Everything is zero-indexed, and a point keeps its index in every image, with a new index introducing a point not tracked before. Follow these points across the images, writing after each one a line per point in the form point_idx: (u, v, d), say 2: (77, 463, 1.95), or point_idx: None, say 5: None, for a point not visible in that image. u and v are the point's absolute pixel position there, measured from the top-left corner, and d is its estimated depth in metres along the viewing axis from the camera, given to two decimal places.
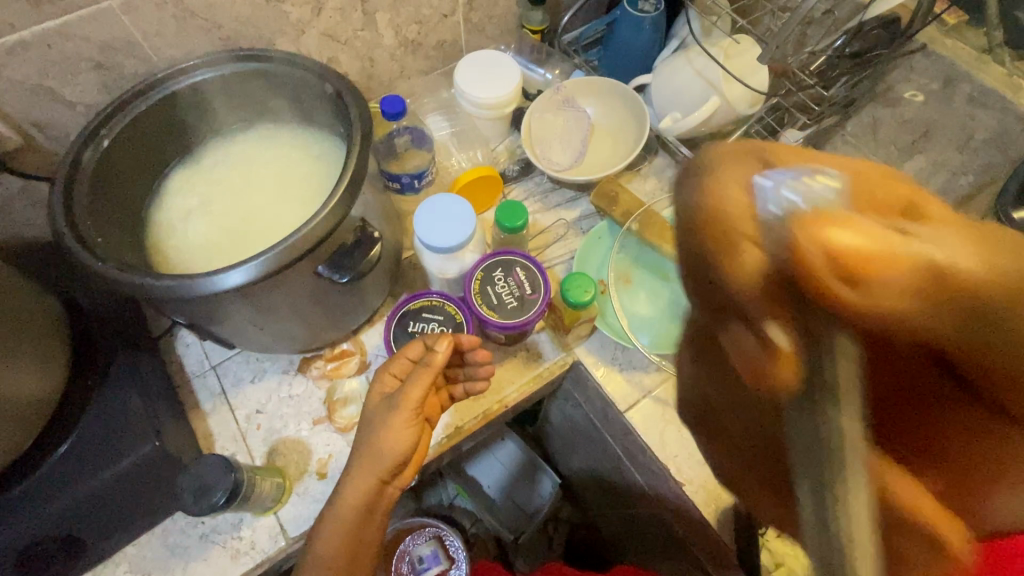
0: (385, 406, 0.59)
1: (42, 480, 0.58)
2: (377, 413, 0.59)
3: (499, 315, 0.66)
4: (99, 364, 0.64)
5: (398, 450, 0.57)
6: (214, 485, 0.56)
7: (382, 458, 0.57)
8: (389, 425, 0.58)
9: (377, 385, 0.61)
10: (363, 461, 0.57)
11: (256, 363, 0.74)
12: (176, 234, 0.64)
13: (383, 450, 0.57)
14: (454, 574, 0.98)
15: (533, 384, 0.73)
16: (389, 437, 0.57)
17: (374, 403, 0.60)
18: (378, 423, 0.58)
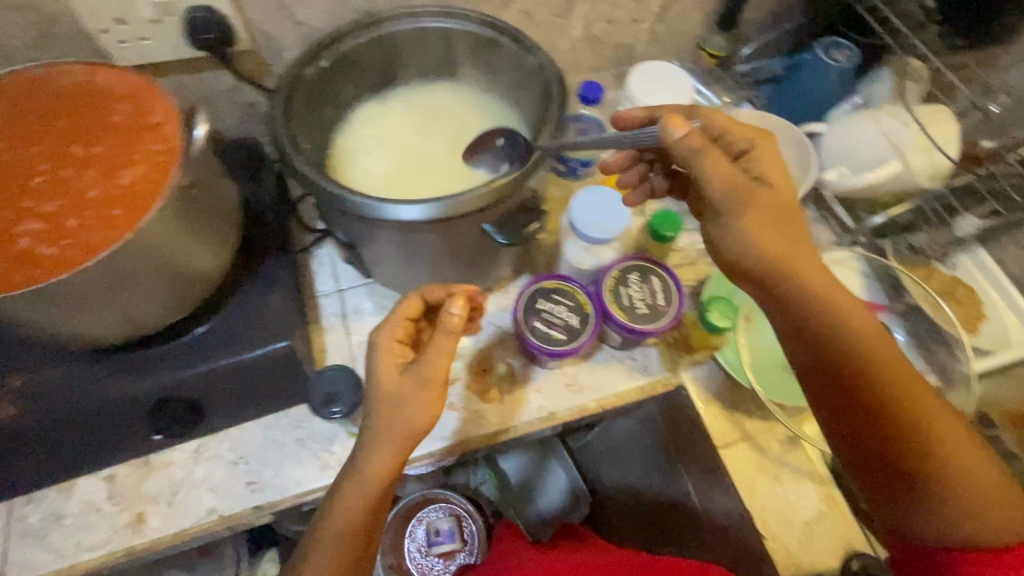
0: (410, 376, 0.59)
1: (188, 347, 0.63)
2: (400, 382, 0.60)
3: (626, 317, 0.66)
4: (255, 259, 0.69)
5: (422, 420, 0.59)
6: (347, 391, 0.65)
7: (412, 422, 0.59)
8: (410, 394, 0.59)
9: (390, 351, 0.61)
10: (386, 428, 0.58)
11: (377, 298, 0.79)
12: (356, 163, 0.70)
13: (408, 419, 0.58)
14: (461, 558, 0.99)
15: (632, 394, 0.73)
16: (411, 409, 0.58)
17: (392, 372, 0.60)
18: (405, 392, 0.59)
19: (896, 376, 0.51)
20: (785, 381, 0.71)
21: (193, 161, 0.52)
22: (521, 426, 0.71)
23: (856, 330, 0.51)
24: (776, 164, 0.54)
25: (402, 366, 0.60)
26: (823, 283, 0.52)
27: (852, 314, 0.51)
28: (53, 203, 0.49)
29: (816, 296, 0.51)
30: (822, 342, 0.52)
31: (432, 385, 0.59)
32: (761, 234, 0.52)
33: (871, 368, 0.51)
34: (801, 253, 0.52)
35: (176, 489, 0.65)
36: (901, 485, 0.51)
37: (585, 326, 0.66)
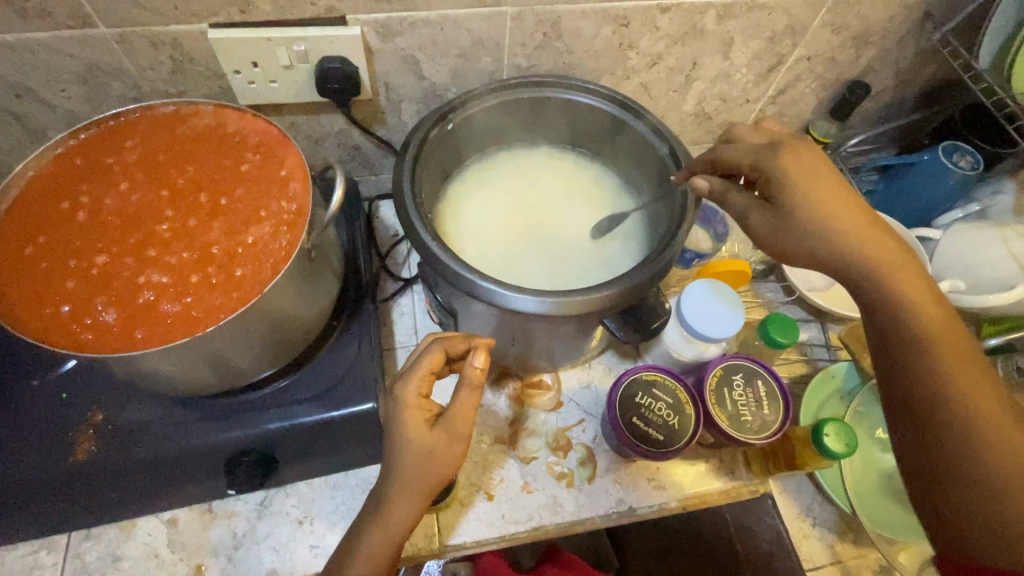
0: (438, 433, 0.52)
1: (271, 400, 0.61)
2: (427, 442, 0.52)
3: (728, 425, 0.62)
4: (346, 310, 0.67)
5: (446, 473, 0.53)
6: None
7: (427, 480, 0.52)
8: (436, 451, 0.52)
9: (414, 410, 0.53)
10: (410, 482, 0.52)
11: None
12: (462, 230, 0.68)
13: (428, 476, 0.52)
14: None
15: (716, 497, 0.69)
16: (437, 462, 0.52)
17: (417, 434, 0.52)
18: (428, 450, 0.52)
19: (955, 365, 0.44)
20: (883, 508, 0.67)
21: (320, 225, 0.50)
22: (598, 519, 0.67)
23: (929, 317, 0.46)
24: (822, 171, 0.48)
25: (429, 421, 0.53)
26: (888, 259, 0.47)
27: (922, 318, 0.46)
28: (179, 255, 0.48)
29: (894, 291, 0.46)
30: (902, 337, 0.46)
31: (460, 446, 0.52)
32: (819, 214, 0.48)
33: (933, 365, 0.44)
34: (892, 256, 0.48)
35: (238, 544, 0.63)
36: (928, 452, 0.44)
37: (684, 423, 0.63)
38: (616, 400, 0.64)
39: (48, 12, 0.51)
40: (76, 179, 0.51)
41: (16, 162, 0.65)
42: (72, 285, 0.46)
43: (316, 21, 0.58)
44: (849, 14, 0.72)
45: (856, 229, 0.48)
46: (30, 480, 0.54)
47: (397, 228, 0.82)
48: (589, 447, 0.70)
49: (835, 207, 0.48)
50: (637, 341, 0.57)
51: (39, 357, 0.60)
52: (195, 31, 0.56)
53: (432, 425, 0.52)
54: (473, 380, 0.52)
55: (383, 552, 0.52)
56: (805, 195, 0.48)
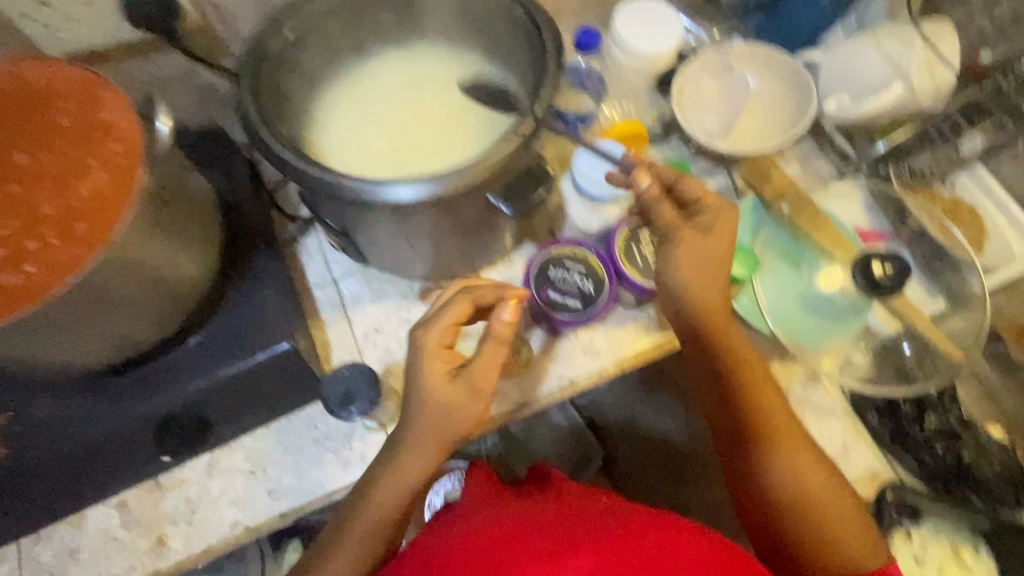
0: (457, 385, 0.55)
1: (182, 362, 0.58)
2: (449, 393, 0.54)
3: (642, 277, 0.65)
4: (242, 258, 0.64)
5: (464, 429, 0.56)
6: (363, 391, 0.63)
7: (453, 421, 0.55)
8: (455, 404, 0.55)
9: (437, 359, 0.55)
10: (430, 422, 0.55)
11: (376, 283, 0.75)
12: (337, 147, 0.64)
13: (446, 430, 0.55)
14: None
15: (652, 353, 0.72)
16: (455, 419, 0.55)
17: (439, 384, 0.54)
18: (454, 403, 0.55)
19: (770, 418, 0.61)
20: (802, 322, 0.71)
21: (159, 163, 0.46)
22: (544, 399, 0.69)
23: (748, 374, 0.62)
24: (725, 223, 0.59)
25: (451, 373, 0.55)
26: (722, 326, 0.61)
27: (748, 377, 0.62)
28: (7, 224, 0.44)
29: (724, 345, 0.62)
30: (728, 386, 0.62)
31: (481, 401, 0.55)
32: (702, 255, 0.58)
33: (757, 412, 0.61)
34: (720, 317, 0.61)
35: (195, 507, 0.63)
36: (754, 492, 0.61)
37: (602, 290, 0.65)
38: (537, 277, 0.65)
39: None
40: None
41: None
42: None
43: None
44: None
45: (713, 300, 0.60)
46: None
47: None
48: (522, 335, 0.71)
49: (710, 265, 0.59)
50: (525, 214, 0.57)
51: None
52: None
53: (452, 377, 0.55)
54: (500, 335, 0.55)
55: (388, 484, 0.56)
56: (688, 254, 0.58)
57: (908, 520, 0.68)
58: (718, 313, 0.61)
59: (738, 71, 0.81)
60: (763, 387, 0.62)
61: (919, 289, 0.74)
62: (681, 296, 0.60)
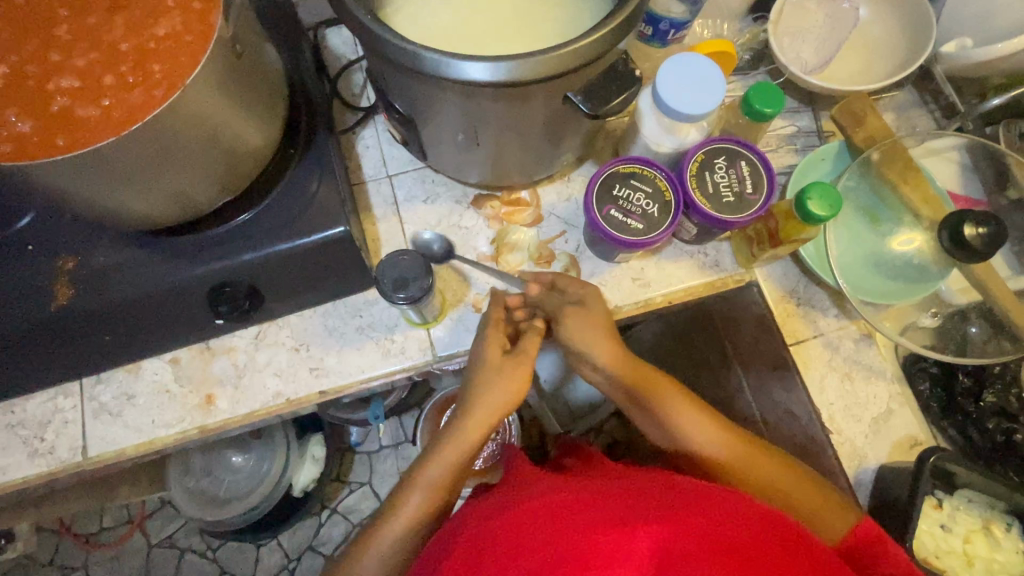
0: (508, 359, 0.61)
1: (241, 231, 0.59)
2: (501, 365, 0.60)
3: (710, 205, 0.61)
4: (302, 138, 0.63)
5: (510, 396, 0.60)
6: (419, 279, 0.59)
7: (497, 399, 0.59)
8: (505, 374, 0.60)
9: (491, 334, 0.62)
10: (490, 412, 0.59)
11: (431, 185, 0.73)
12: (414, 16, 0.60)
13: (496, 405, 0.59)
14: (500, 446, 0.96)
15: (703, 290, 0.69)
16: (503, 390, 0.59)
17: (492, 355, 0.61)
18: (490, 379, 0.60)
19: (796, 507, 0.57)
20: (868, 278, 0.68)
21: (234, 12, 0.45)
22: None
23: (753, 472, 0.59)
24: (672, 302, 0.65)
25: (502, 350, 0.61)
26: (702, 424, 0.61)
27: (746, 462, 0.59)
28: (85, 57, 0.44)
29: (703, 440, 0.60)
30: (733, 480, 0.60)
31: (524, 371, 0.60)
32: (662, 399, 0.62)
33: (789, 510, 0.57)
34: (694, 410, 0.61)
35: (241, 373, 0.66)
36: None
37: (666, 216, 0.62)
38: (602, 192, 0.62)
39: None
40: None
41: None
42: None
43: None
44: None
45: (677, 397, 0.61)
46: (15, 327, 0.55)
47: (349, 54, 0.75)
48: (572, 255, 0.70)
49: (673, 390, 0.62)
50: (605, 116, 0.53)
51: None
52: None
53: (505, 353, 0.61)
54: (541, 331, 0.63)
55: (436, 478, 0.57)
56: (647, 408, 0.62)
57: (943, 492, 0.63)
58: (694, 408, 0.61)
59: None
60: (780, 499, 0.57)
61: (1005, 261, 0.68)
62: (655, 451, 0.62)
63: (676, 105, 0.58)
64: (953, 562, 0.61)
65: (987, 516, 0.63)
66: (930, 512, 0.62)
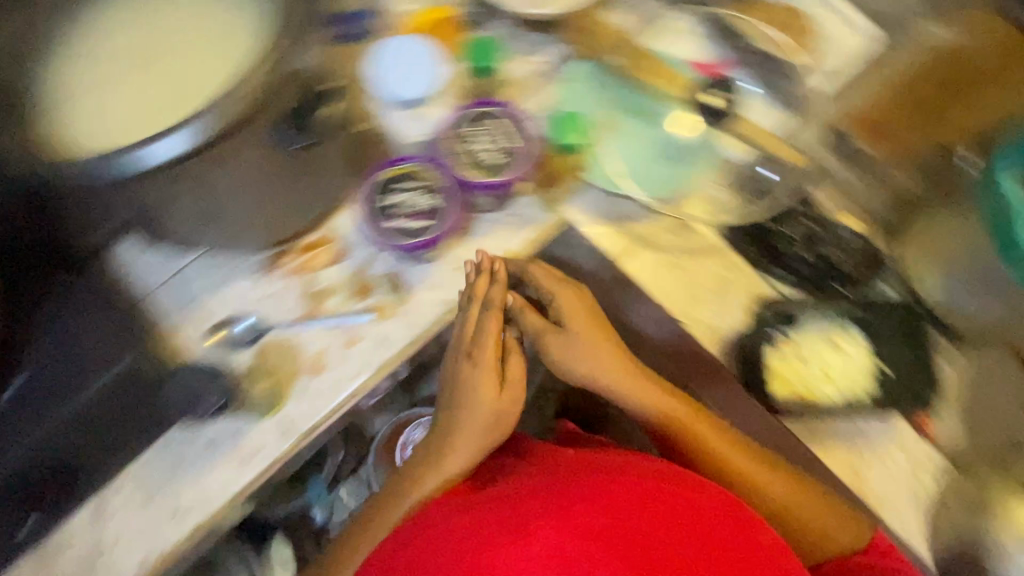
0: (504, 393, 0.66)
1: (25, 402, 0.60)
2: (500, 396, 0.66)
3: (482, 175, 0.64)
4: (35, 294, 0.62)
5: (483, 426, 0.65)
6: (208, 392, 0.62)
7: (479, 407, 0.65)
8: (483, 389, 0.65)
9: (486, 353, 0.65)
10: (472, 435, 0.65)
11: (217, 268, 0.67)
12: (65, 103, 0.49)
13: (478, 424, 0.65)
14: None
15: (527, 249, 0.69)
16: (484, 408, 0.65)
17: (482, 386, 0.65)
18: (468, 396, 0.65)
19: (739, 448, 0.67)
20: (652, 173, 0.72)
21: None
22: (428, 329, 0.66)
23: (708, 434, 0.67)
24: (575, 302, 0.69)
25: (495, 366, 0.66)
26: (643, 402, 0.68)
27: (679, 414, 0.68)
28: None
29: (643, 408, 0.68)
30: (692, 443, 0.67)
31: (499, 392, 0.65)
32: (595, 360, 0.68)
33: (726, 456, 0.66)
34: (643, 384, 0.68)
35: (96, 556, 0.58)
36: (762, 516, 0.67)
37: (444, 200, 0.66)
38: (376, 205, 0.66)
39: None
40: None
41: None
42: None
43: None
44: None
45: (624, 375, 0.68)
46: None
47: None
48: (390, 274, 0.66)
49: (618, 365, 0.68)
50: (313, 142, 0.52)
51: None
52: None
53: (498, 386, 0.66)
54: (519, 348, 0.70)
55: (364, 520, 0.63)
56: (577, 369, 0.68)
57: (786, 327, 0.68)
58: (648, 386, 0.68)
59: None
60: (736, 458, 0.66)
61: (759, 104, 0.73)
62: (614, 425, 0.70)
63: (404, 82, 0.66)
64: (830, 388, 0.65)
65: (829, 331, 0.68)
66: (781, 350, 0.67)
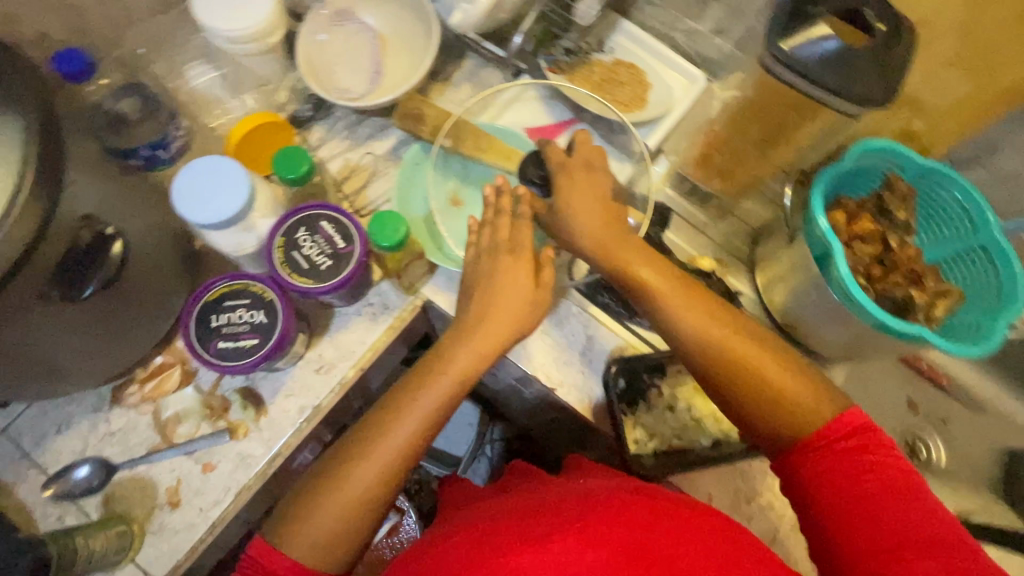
0: (537, 288, 0.62)
1: None
2: (522, 285, 0.60)
3: (314, 280, 0.59)
4: None
5: (476, 354, 0.57)
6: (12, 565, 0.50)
7: (496, 299, 0.59)
8: (518, 285, 0.60)
9: (502, 254, 0.62)
10: (489, 339, 0.58)
11: (58, 411, 0.63)
12: None
13: (478, 331, 0.58)
14: (408, 526, 0.95)
15: (388, 338, 0.68)
16: (492, 299, 0.59)
17: (507, 276, 0.60)
18: (490, 284, 0.60)
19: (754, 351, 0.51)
20: None
21: None
22: (290, 439, 0.64)
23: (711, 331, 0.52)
24: (588, 203, 0.61)
25: (533, 273, 0.62)
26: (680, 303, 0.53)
27: (691, 318, 0.53)
28: None
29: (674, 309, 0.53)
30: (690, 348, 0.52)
31: (524, 290, 0.60)
32: (581, 226, 0.60)
33: (738, 355, 0.50)
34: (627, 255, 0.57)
35: None
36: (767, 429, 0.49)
37: (274, 317, 0.58)
38: (205, 323, 0.59)
39: None
40: None
41: None
42: None
43: None
44: None
45: (630, 259, 0.57)
46: None
47: None
48: (244, 387, 0.64)
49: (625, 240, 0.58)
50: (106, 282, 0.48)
51: None
52: None
53: (536, 283, 0.62)
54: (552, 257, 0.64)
55: None
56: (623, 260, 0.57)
57: (658, 378, 0.68)
58: (641, 266, 0.56)
59: (356, 16, 0.76)
60: (772, 365, 0.50)
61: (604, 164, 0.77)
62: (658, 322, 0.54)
63: (198, 201, 0.55)
64: (699, 432, 0.66)
65: None
66: (657, 402, 0.67)
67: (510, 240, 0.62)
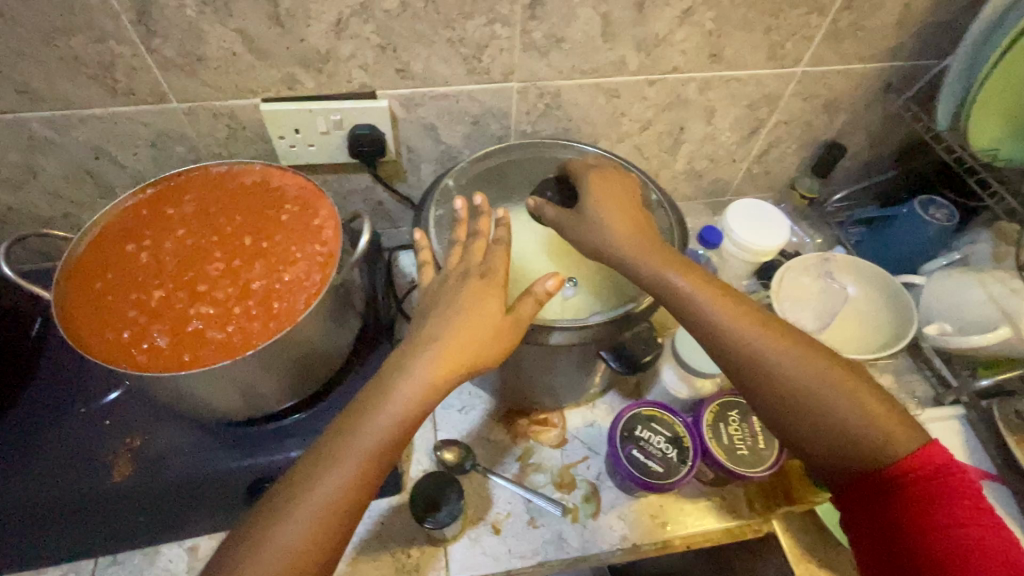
0: (507, 321, 0.53)
1: (281, 435, 0.65)
2: (493, 326, 0.53)
3: (726, 457, 0.67)
4: (368, 345, 0.71)
5: (492, 349, 0.52)
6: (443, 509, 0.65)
7: (474, 334, 0.52)
8: (481, 320, 0.53)
9: (493, 295, 0.54)
10: (451, 363, 0.51)
11: (467, 396, 0.79)
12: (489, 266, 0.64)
13: (467, 347, 0.52)
14: None
15: (723, 537, 0.71)
16: (474, 326, 0.52)
17: (489, 311, 0.53)
18: (449, 303, 0.54)
19: (798, 362, 0.52)
20: None
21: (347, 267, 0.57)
22: (603, 555, 0.68)
23: (805, 371, 0.52)
24: (615, 205, 0.61)
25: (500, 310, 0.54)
26: (811, 374, 0.52)
27: (749, 329, 0.54)
28: (224, 291, 0.55)
29: (787, 363, 0.52)
30: (757, 378, 0.53)
31: (508, 341, 0.53)
32: (703, 290, 0.55)
33: (802, 387, 0.52)
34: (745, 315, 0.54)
35: None
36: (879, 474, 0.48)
37: (683, 462, 0.67)
38: (627, 425, 0.69)
39: (133, 91, 0.61)
40: (140, 227, 0.59)
41: (86, 216, 0.74)
42: (133, 315, 0.53)
43: (351, 96, 0.67)
44: (817, 85, 0.80)
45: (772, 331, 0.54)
46: (77, 497, 0.60)
47: (414, 275, 0.86)
48: (593, 483, 0.72)
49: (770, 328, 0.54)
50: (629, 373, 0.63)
51: (90, 387, 0.68)
52: (249, 105, 0.65)
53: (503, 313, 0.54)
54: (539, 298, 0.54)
55: None
56: (748, 333, 0.54)
57: None
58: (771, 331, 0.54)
59: (838, 278, 0.87)
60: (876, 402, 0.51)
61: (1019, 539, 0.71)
62: (783, 383, 0.52)
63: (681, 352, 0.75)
64: None
65: None
66: None
67: (481, 265, 0.56)
